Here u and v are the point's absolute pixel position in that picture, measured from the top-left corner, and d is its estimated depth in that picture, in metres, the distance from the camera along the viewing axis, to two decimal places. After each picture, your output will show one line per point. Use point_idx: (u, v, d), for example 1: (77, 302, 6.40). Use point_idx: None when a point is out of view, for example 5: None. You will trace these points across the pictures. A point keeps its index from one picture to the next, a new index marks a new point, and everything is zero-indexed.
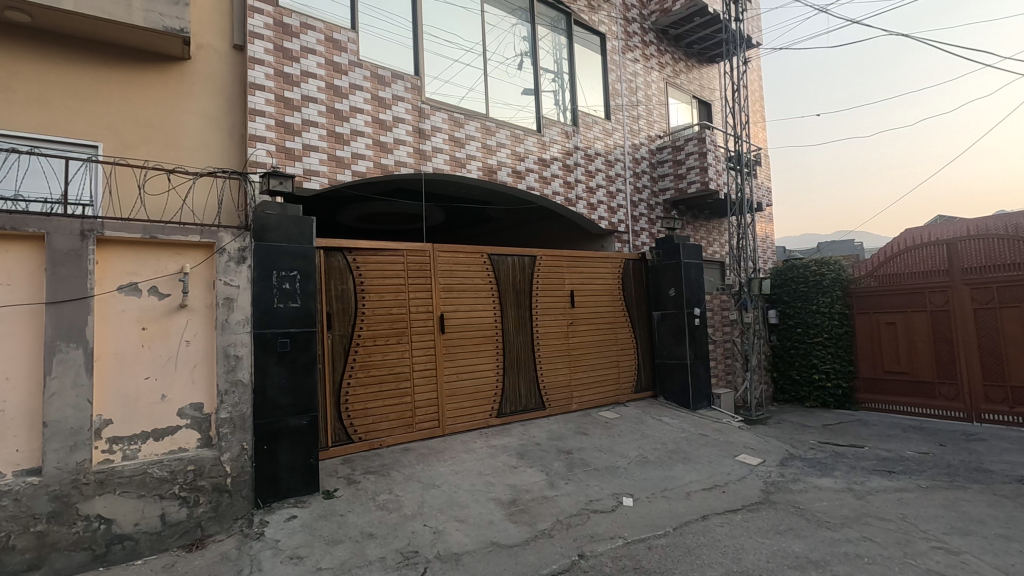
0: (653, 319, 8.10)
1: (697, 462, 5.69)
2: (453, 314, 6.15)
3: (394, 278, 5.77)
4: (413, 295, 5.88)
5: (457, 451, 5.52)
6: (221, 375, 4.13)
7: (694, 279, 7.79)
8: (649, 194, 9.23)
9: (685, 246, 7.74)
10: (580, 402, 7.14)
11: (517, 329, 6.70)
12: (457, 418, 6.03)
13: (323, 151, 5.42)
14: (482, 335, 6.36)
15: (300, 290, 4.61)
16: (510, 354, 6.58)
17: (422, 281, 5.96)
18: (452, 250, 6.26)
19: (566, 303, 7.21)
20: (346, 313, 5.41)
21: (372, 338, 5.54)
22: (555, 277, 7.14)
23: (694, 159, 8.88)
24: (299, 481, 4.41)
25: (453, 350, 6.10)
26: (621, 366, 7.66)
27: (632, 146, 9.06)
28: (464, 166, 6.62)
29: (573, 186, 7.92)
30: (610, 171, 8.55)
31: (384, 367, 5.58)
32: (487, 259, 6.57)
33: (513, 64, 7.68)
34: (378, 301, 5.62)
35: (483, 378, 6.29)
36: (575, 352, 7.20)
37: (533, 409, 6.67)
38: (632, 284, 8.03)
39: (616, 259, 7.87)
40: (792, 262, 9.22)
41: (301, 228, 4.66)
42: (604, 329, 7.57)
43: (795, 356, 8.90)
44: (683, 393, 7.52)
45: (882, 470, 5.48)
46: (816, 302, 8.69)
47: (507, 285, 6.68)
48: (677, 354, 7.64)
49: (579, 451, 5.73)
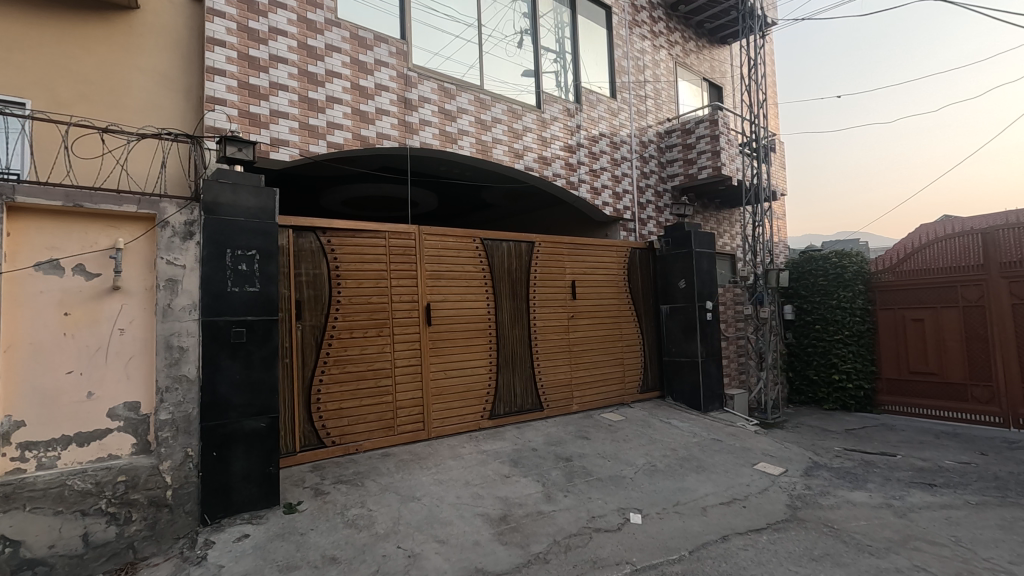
0: (661, 313, 7.47)
1: (713, 471, 5.07)
2: (441, 304, 5.53)
3: (375, 263, 5.16)
4: (397, 282, 5.26)
5: (442, 457, 4.91)
6: (162, 370, 3.53)
7: (706, 270, 7.16)
8: (656, 180, 8.62)
9: (697, 233, 7.10)
10: (581, 403, 6.53)
11: (513, 323, 6.09)
12: (445, 420, 5.43)
13: (294, 118, 4.81)
14: (473, 328, 5.75)
15: (259, 272, 3.95)
16: (504, 349, 5.97)
17: (407, 267, 5.35)
18: (440, 233, 5.63)
19: (567, 294, 6.60)
20: (318, 301, 4.81)
21: (348, 329, 4.94)
22: (554, 266, 6.52)
23: (706, 143, 8.27)
24: (255, 493, 3.78)
25: (441, 345, 5.49)
26: (627, 364, 7.05)
27: (639, 129, 8.43)
28: (456, 141, 5.99)
29: (575, 168, 7.30)
30: (616, 154, 7.93)
31: (361, 362, 4.97)
32: (480, 244, 5.94)
33: (512, 42, 7.06)
34: (355, 289, 5.02)
35: (474, 376, 5.68)
36: (576, 348, 6.59)
37: (529, 410, 6.06)
38: (639, 275, 7.41)
39: (622, 247, 7.24)
40: (811, 253, 8.57)
41: (263, 200, 4.02)
42: (608, 324, 6.95)
43: (812, 355, 8.26)
44: (693, 393, 6.91)
45: (921, 483, 4.86)
46: (836, 296, 8.04)
47: (502, 273, 6.06)
48: (687, 351, 7.03)
49: (581, 458, 5.12)
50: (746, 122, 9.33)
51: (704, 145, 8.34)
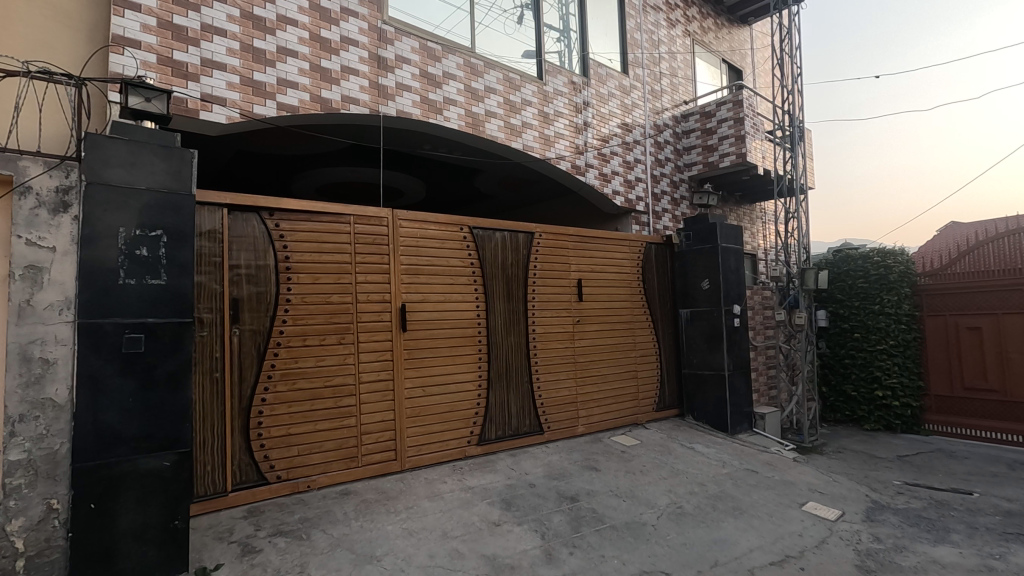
0: (680, 318, 6.48)
1: (755, 515, 4.06)
2: (419, 306, 4.53)
3: (335, 254, 4.17)
4: (364, 278, 4.27)
5: (416, 497, 3.91)
6: (14, 394, 2.58)
7: (734, 268, 6.18)
8: (672, 168, 7.64)
9: (723, 225, 6.12)
10: (588, 423, 5.54)
11: (508, 330, 5.09)
12: (424, 448, 4.44)
13: (234, 72, 3.84)
14: (459, 336, 4.75)
15: (167, 259, 2.96)
16: (497, 360, 4.96)
17: (377, 260, 4.35)
18: (421, 219, 4.62)
19: (571, 295, 5.61)
20: (261, 300, 3.84)
21: (300, 336, 3.96)
22: (557, 262, 5.53)
23: (729, 127, 7.33)
24: (152, 557, 2.78)
25: (419, 356, 4.49)
26: (640, 378, 6.06)
27: (653, 111, 7.45)
28: (440, 112, 5.02)
29: (581, 151, 6.33)
30: (627, 137, 6.97)
31: (316, 377, 4.00)
32: (468, 233, 4.93)
33: (512, 17, 6.04)
34: (309, 285, 4.04)
35: (460, 394, 4.69)
36: (582, 359, 5.60)
37: (527, 434, 5.07)
38: (655, 273, 6.41)
39: (636, 242, 6.26)
40: (847, 252, 7.54)
41: (175, 165, 3.02)
42: (619, 330, 5.96)
43: (849, 368, 7.20)
44: (719, 412, 5.93)
45: (1020, 535, 3.85)
46: (879, 301, 7.01)
47: (495, 269, 5.06)
48: (710, 362, 6.05)
49: (589, 497, 4.12)
50: (771, 107, 8.37)
51: (726, 130, 7.38)
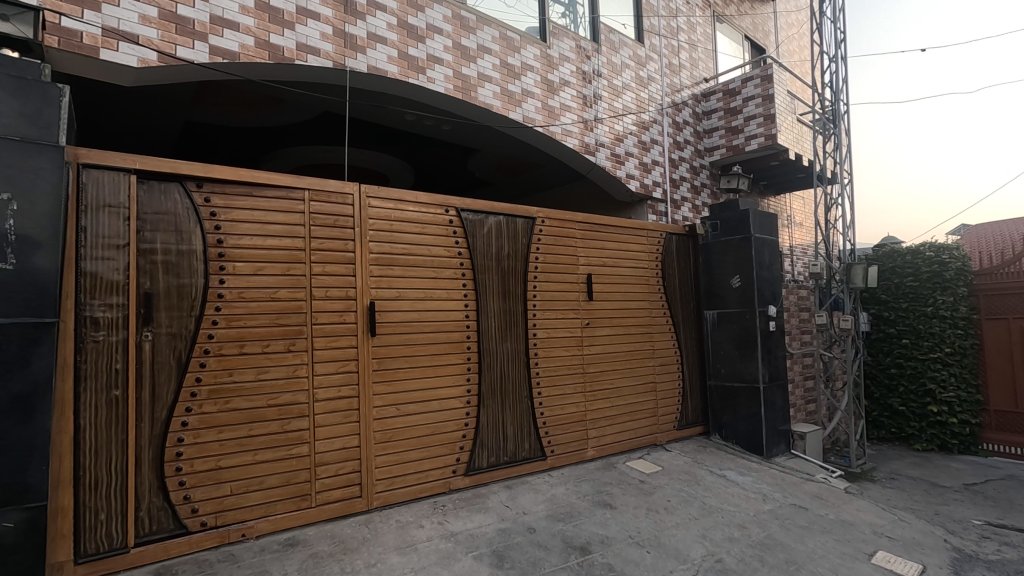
0: (705, 320, 5.60)
1: (817, 572, 3.16)
2: (393, 305, 3.67)
3: (284, 237, 3.31)
4: (321, 269, 3.40)
5: (382, 549, 3.03)
6: None
7: (768, 263, 5.30)
8: (692, 152, 6.78)
9: (756, 213, 5.24)
10: (599, 446, 4.67)
11: (504, 335, 4.21)
12: (397, 481, 3.58)
13: (151, 2, 2.99)
14: (443, 342, 3.88)
15: (17, 234, 2.12)
16: (490, 370, 4.09)
17: (337, 246, 3.48)
18: (396, 198, 3.76)
19: (579, 294, 4.73)
20: (183, 295, 2.98)
21: (235, 342, 3.11)
22: (562, 253, 4.66)
23: (756, 104, 6.46)
24: None
25: (392, 367, 3.63)
26: (659, 391, 5.18)
27: (671, 87, 6.58)
28: (423, 71, 4.17)
29: (591, 127, 5.47)
30: (643, 114, 6.11)
31: (256, 395, 3.14)
32: (455, 217, 4.06)
33: None
34: (249, 277, 3.18)
35: (444, 414, 3.82)
36: (592, 369, 4.73)
37: (526, 461, 4.20)
38: (676, 269, 5.52)
39: (654, 232, 5.38)
40: (892, 246, 6.64)
41: (33, 104, 2.20)
42: (635, 335, 5.08)
43: (896, 379, 6.30)
44: (752, 431, 5.05)
45: None
46: (931, 302, 6.10)
47: (487, 261, 4.19)
48: (742, 372, 5.17)
49: (604, 548, 3.23)
50: (802, 87, 7.49)
51: (753, 109, 6.50)
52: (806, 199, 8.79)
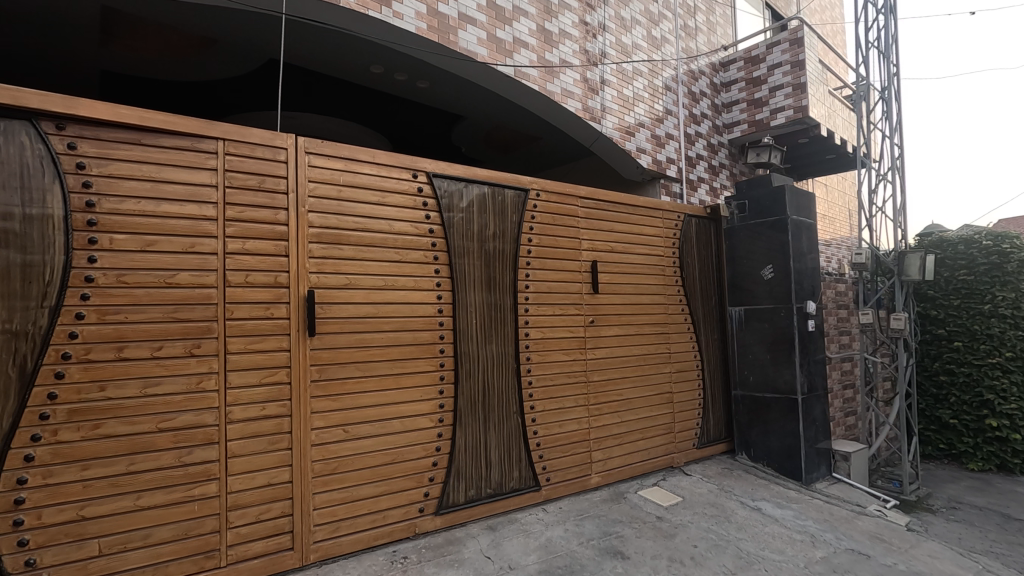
0: (729, 318, 4.77)
1: None
2: (340, 295, 2.82)
3: (187, 202, 2.45)
4: (239, 247, 2.56)
5: None
6: None
7: (807, 251, 4.46)
8: (710, 127, 5.95)
9: (793, 190, 4.40)
10: (604, 472, 3.83)
11: (488, 335, 3.36)
12: (343, 526, 2.72)
13: None
14: (408, 344, 3.03)
15: None
16: (470, 380, 3.24)
17: (264, 218, 2.63)
18: (347, 157, 2.91)
19: (582, 285, 3.89)
20: (30, 278, 2.10)
21: (112, 344, 2.25)
22: (562, 236, 3.81)
23: (785, 72, 5.63)
24: None
25: (339, 378, 2.78)
26: (677, 403, 4.34)
27: (686, 51, 5.73)
28: (387, 3, 3.31)
29: (596, 89, 4.63)
30: (655, 80, 5.27)
31: (142, 417, 2.29)
32: (427, 185, 3.20)
33: None
34: (134, 255, 2.32)
35: (408, 437, 2.97)
36: (598, 377, 3.88)
37: (515, 494, 3.35)
38: (696, 257, 4.68)
39: (671, 213, 4.54)
40: (940, 234, 5.79)
41: None
42: (648, 336, 4.24)
43: (947, 387, 5.46)
44: (788, 452, 4.21)
45: None
46: (989, 299, 5.25)
47: (468, 242, 3.33)
48: (776, 380, 4.33)
49: None
50: (833, 57, 6.66)
51: (780, 78, 5.67)
52: (830, 187, 7.98)
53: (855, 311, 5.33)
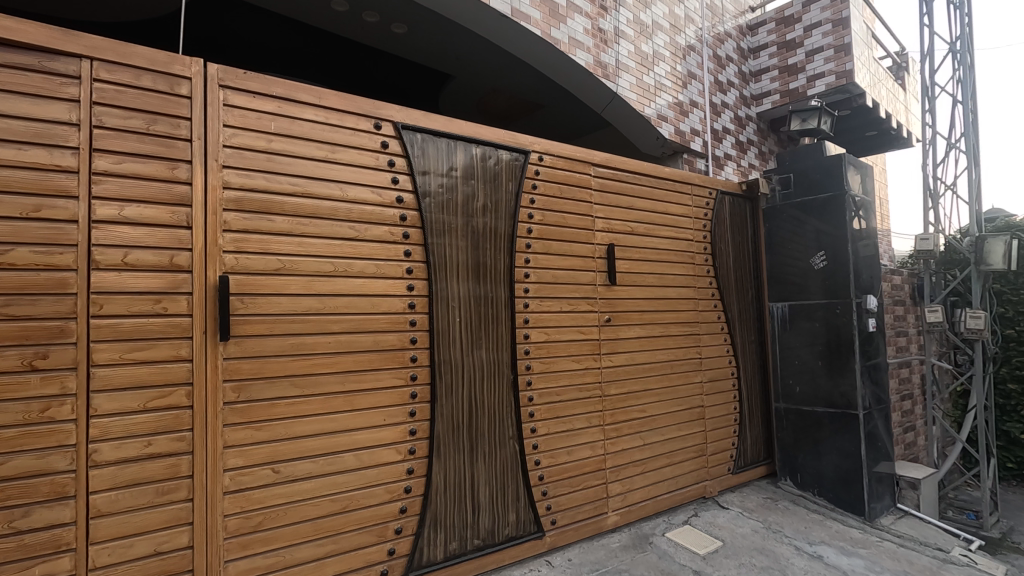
0: (769, 316, 4.00)
1: None
2: (269, 284, 2.05)
3: (28, 145, 1.67)
4: (114, 214, 1.79)
5: None
6: None
7: (866, 236, 3.68)
8: (737, 98, 5.17)
9: (850, 160, 3.63)
10: (623, 508, 3.06)
11: (476, 338, 2.59)
12: None
13: None
14: (366, 350, 2.27)
15: None
16: (452, 397, 2.47)
17: (154, 173, 1.86)
18: (281, 96, 2.14)
19: (596, 275, 3.12)
20: None
21: None
22: (571, 213, 3.04)
23: (826, 31, 4.84)
24: None
25: (266, 398, 2.01)
26: (708, 420, 3.58)
27: (711, 9, 4.94)
28: None
29: (610, 42, 3.84)
30: (678, 37, 4.48)
31: None
32: (393, 140, 2.43)
33: None
34: None
35: (365, 476, 2.21)
36: (615, 391, 3.12)
37: (512, 545, 2.59)
38: (731, 243, 3.91)
39: (702, 189, 3.77)
40: (1006, 221, 5.00)
41: None
42: (675, 337, 3.48)
43: (1018, 398, 4.69)
44: (847, 479, 3.45)
45: None
46: None
47: (449, 217, 2.56)
48: (831, 391, 3.56)
49: None
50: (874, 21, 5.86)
51: (819, 39, 4.88)
52: None
53: (912, 309, 4.55)
